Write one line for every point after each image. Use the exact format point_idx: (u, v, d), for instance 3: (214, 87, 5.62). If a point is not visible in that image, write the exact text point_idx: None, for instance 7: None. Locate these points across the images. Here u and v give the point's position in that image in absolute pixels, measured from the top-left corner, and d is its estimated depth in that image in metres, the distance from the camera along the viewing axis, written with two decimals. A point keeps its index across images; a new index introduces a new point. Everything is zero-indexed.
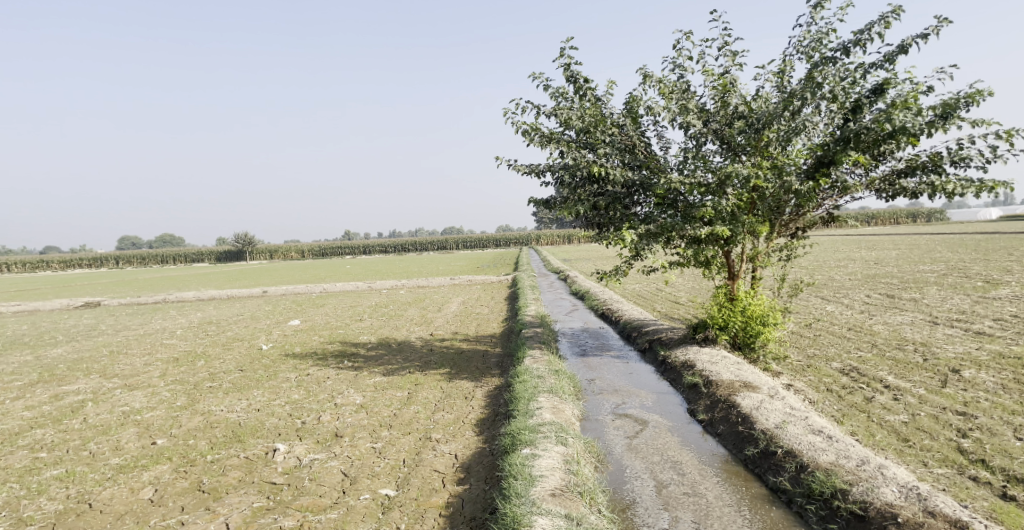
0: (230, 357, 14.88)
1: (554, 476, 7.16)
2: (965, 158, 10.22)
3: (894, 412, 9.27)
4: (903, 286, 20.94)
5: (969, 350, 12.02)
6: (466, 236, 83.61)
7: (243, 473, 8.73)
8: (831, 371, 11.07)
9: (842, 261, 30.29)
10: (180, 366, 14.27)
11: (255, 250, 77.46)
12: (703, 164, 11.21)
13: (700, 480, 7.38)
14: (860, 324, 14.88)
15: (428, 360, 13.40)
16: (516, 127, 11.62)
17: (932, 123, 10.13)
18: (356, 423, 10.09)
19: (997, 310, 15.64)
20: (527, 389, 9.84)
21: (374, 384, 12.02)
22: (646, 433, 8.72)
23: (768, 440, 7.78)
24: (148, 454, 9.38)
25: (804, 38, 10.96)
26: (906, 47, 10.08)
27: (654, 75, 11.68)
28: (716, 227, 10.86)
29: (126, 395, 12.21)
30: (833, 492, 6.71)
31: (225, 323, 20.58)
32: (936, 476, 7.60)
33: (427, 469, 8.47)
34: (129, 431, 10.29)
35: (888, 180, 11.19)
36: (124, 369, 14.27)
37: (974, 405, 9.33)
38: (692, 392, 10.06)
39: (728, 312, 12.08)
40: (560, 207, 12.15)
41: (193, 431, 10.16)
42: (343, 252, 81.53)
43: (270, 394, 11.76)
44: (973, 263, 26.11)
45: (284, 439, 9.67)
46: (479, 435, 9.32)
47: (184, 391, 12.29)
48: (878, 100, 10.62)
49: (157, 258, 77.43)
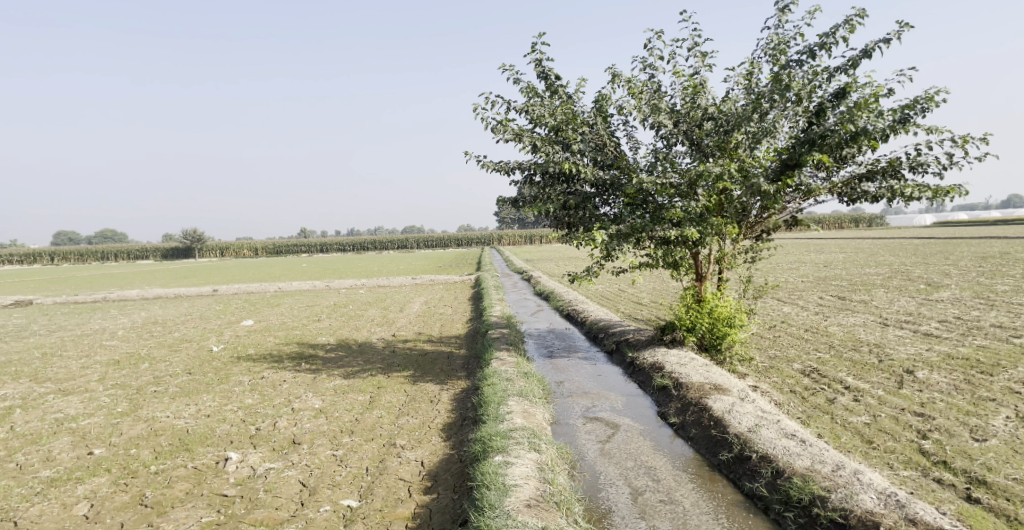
0: (177, 360, 14.08)
1: (528, 485, 6.88)
2: (923, 164, 10.39)
3: (856, 413, 9.34)
4: (852, 288, 21.48)
5: (921, 351, 12.28)
6: (425, 235, 82.73)
7: (191, 485, 8.16)
8: (793, 373, 11.12)
9: (794, 264, 31.08)
10: (121, 369, 13.42)
11: (204, 248, 74.89)
12: (672, 165, 11.11)
13: (676, 486, 7.23)
14: (817, 325, 15.12)
15: (391, 362, 12.95)
16: (485, 123, 11.30)
17: (891, 127, 10.26)
18: (316, 429, 9.60)
19: (942, 312, 16.14)
20: (495, 393, 9.53)
21: (334, 387, 11.51)
22: (618, 437, 8.53)
23: (742, 444, 7.68)
24: (83, 466, 8.68)
25: (771, 40, 10.97)
26: (869, 52, 10.18)
27: (623, 75, 11.52)
28: (686, 228, 10.77)
29: (60, 401, 11.37)
30: (811, 499, 6.65)
31: (171, 323, 19.61)
32: (903, 479, 7.64)
33: (391, 477, 8.08)
34: (62, 440, 9.53)
35: (849, 184, 11.30)
36: (59, 373, 13.34)
37: (931, 406, 9.48)
38: (663, 394, 9.93)
39: (695, 313, 12.03)
40: (529, 206, 11.86)
41: (135, 439, 9.48)
42: (298, 250, 79.44)
43: (221, 399, 11.13)
44: (914, 267, 27.14)
45: (236, 447, 9.10)
46: (446, 441, 8.98)
47: (125, 396, 11.52)
48: (840, 104, 10.70)
49: (99, 255, 73.84)
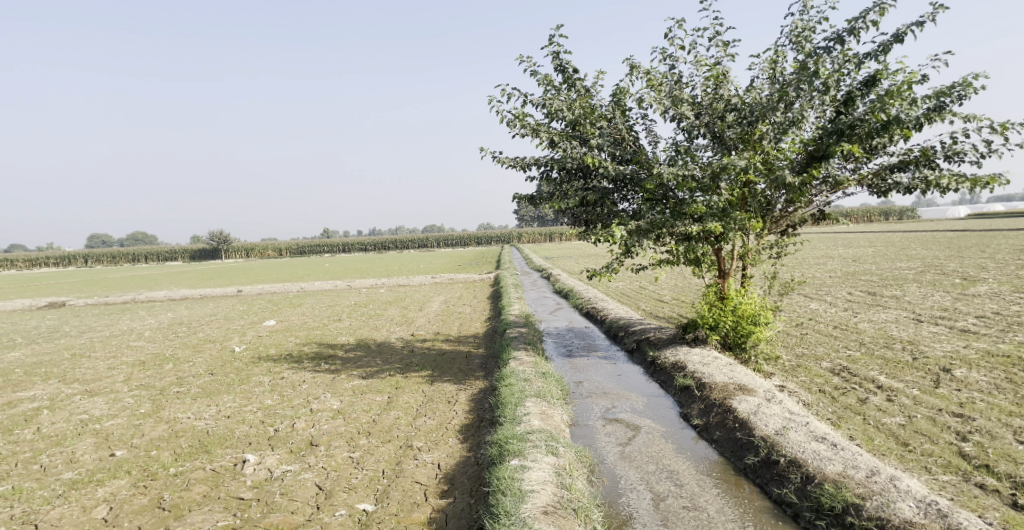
0: (201, 360, 14.17)
1: (545, 491, 6.68)
2: (959, 153, 9.93)
3: (890, 414, 8.95)
4: (883, 283, 20.81)
5: (958, 349, 11.78)
6: (447, 234, 82.90)
7: (208, 487, 8.11)
8: (822, 371, 10.73)
9: (822, 259, 30.32)
10: (145, 370, 13.53)
11: (230, 249, 76.06)
12: (693, 158, 10.79)
13: (699, 492, 6.96)
14: (846, 322, 14.64)
15: (409, 361, 12.86)
16: (501, 117, 11.10)
17: (926, 114, 9.79)
18: (333, 431, 9.51)
19: (979, 307, 15.51)
20: (513, 394, 9.34)
21: (352, 387, 11.44)
22: (639, 439, 8.27)
23: (769, 448, 7.37)
24: (105, 468, 8.70)
25: (796, 27, 10.56)
26: (901, 36, 9.73)
27: (641, 67, 11.21)
28: (708, 223, 10.46)
29: (86, 401, 11.49)
30: (844, 507, 6.34)
31: (196, 324, 19.81)
32: (942, 484, 7.26)
33: (408, 481, 7.94)
34: (85, 441, 9.59)
35: (880, 175, 10.86)
36: (86, 373, 13.51)
37: (970, 407, 9.04)
38: (685, 395, 9.63)
39: (718, 311, 11.66)
40: (547, 203, 11.64)
41: (156, 441, 9.49)
42: (321, 250, 80.17)
43: (241, 399, 11.12)
44: (948, 261, 26.24)
45: (254, 449, 9.06)
46: (463, 443, 8.82)
47: (149, 397, 11.59)
48: (870, 92, 10.27)
49: (130, 257, 75.40)
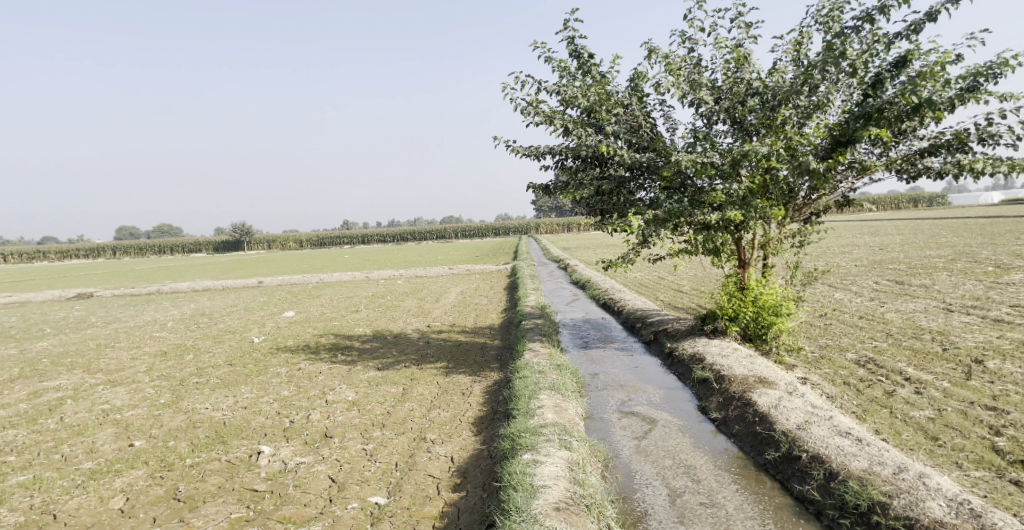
0: (220, 351, 14.26)
1: (558, 486, 6.55)
2: (994, 136, 9.50)
3: (918, 407, 8.63)
4: (911, 272, 20.22)
5: (990, 339, 11.34)
6: (466, 225, 82.92)
7: (223, 479, 8.12)
8: (846, 363, 10.41)
9: (847, 247, 29.60)
10: (167, 361, 13.66)
11: (253, 242, 76.97)
12: (712, 144, 10.49)
13: (718, 488, 6.76)
14: (872, 312, 14.22)
15: (425, 353, 12.78)
16: (515, 105, 10.89)
17: (959, 95, 9.38)
18: (348, 422, 9.47)
19: (1013, 297, 14.96)
20: (527, 386, 9.20)
21: (368, 379, 11.40)
22: (655, 433, 8.09)
23: (790, 443, 7.13)
24: (123, 458, 8.76)
25: (823, 6, 10.15)
26: (934, 14, 9.31)
27: (660, 50, 10.91)
28: (728, 212, 10.17)
29: (108, 391, 11.62)
30: (870, 505, 6.09)
31: (218, 314, 20.02)
32: (975, 481, 6.97)
33: (420, 474, 7.86)
34: (106, 431, 9.69)
35: (910, 160, 10.45)
36: (110, 364, 13.68)
37: (1004, 400, 8.68)
38: (703, 388, 9.41)
39: (738, 302, 11.37)
40: (562, 192, 11.43)
41: (173, 431, 9.54)
42: (342, 241, 80.73)
43: (259, 390, 11.15)
44: (980, 248, 25.42)
45: (270, 440, 9.06)
46: (477, 436, 8.71)
47: (168, 387, 11.68)
48: (900, 73, 9.86)
49: (155, 249, 76.77)
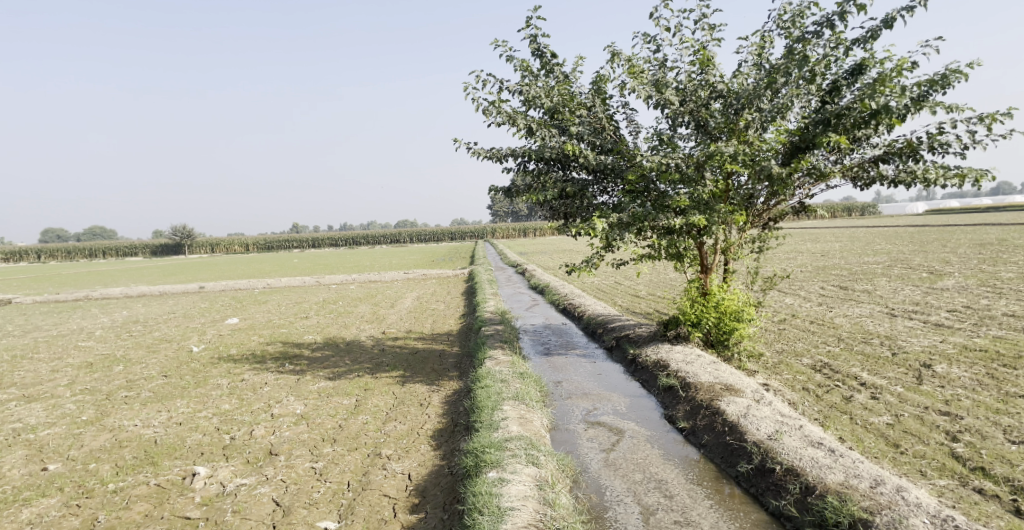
0: (154, 362, 13.24)
1: (527, 507, 6.18)
2: (944, 144, 9.61)
3: (876, 412, 8.60)
4: (853, 278, 20.74)
5: (935, 343, 11.54)
6: (418, 230, 81.82)
7: (151, 505, 7.36)
8: (803, 368, 10.38)
9: (790, 253, 30.33)
10: (93, 373, 12.59)
11: (194, 244, 73.98)
12: (676, 148, 10.30)
13: (692, 504, 6.48)
14: (823, 317, 14.36)
15: (379, 361, 12.17)
16: (476, 105, 10.48)
17: (913, 104, 9.42)
18: (295, 438, 8.80)
19: (950, 301, 15.40)
20: (489, 397, 8.75)
21: (317, 390, 10.71)
22: (623, 444, 7.76)
23: (763, 455, 6.93)
24: (35, 485, 7.86)
25: (783, 11, 10.12)
26: (890, 21, 9.34)
27: (623, 53, 10.68)
28: (691, 216, 9.97)
29: (21, 408, 10.54)
30: (850, 522, 5.92)
31: (152, 322, 18.73)
32: (941, 490, 6.91)
33: (376, 494, 7.31)
34: (16, 454, 8.70)
35: (864, 167, 10.51)
36: (25, 377, 12.48)
37: (956, 404, 8.74)
38: (669, 396, 9.14)
39: (700, 307, 11.23)
40: (524, 195, 11.04)
41: (95, 452, 8.66)
42: (289, 245, 78.31)
43: (196, 404, 10.31)
44: (912, 255, 26.50)
45: (207, 460, 8.30)
46: (436, 450, 8.22)
47: (92, 402, 10.68)
48: (857, 81, 9.89)
49: (86, 252, 72.65)
